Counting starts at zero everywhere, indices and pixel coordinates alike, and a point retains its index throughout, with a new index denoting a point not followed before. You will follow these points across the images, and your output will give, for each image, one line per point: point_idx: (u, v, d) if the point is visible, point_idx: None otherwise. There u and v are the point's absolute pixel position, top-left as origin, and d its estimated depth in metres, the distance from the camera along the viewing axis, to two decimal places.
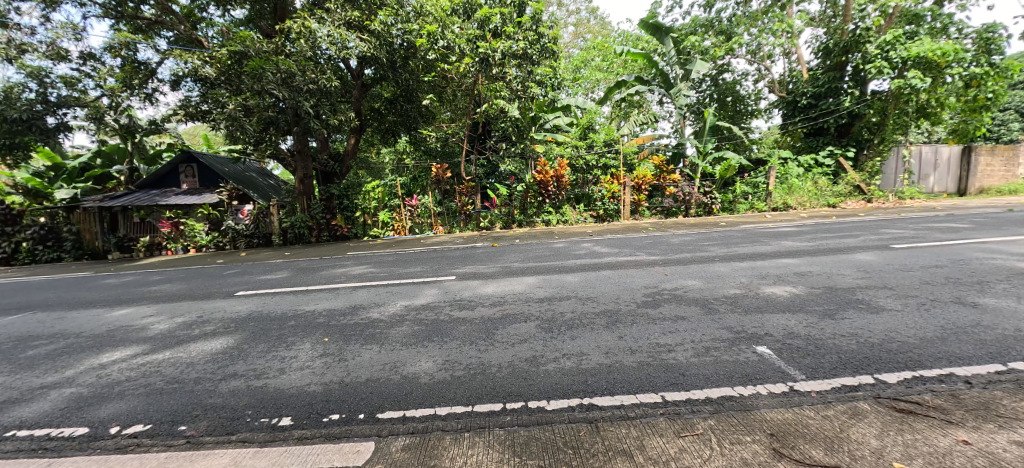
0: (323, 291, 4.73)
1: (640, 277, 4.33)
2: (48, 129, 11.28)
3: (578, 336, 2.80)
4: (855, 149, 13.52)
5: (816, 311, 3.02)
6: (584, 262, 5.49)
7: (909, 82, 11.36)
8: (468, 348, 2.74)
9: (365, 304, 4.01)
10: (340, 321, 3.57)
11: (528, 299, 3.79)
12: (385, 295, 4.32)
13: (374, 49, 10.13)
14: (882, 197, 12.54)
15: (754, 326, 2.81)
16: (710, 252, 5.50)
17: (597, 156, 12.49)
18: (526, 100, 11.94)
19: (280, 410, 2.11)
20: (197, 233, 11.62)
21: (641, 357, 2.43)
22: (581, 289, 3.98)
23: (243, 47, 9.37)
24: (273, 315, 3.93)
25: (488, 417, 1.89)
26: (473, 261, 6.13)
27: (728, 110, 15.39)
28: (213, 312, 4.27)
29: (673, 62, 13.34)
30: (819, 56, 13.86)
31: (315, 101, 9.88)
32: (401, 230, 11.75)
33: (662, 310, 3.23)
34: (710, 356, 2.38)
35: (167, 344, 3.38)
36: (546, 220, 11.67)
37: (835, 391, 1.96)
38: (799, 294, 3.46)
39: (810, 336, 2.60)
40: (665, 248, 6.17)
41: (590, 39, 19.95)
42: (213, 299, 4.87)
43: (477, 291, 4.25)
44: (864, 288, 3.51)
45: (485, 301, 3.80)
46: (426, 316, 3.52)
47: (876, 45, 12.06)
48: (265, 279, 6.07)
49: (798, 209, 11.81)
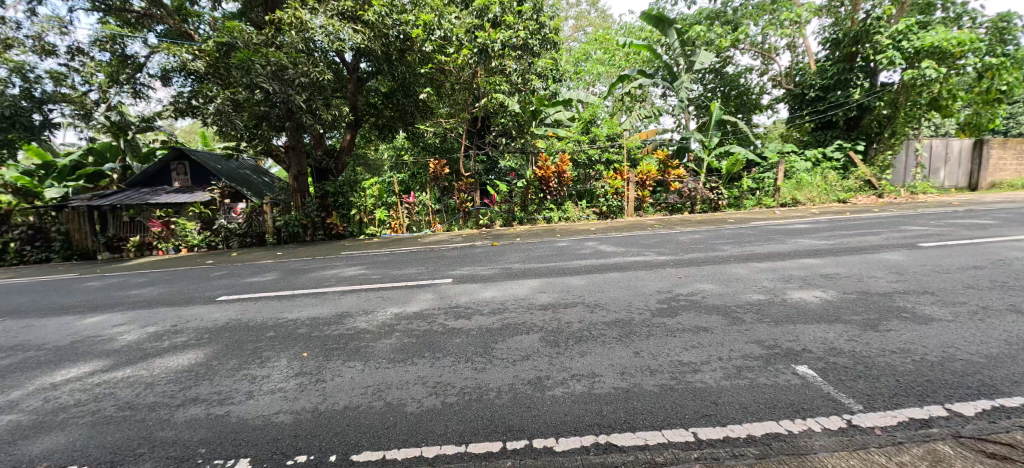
0: (309, 297, 4.39)
1: (653, 280, 3.99)
2: (34, 126, 11.04)
3: (587, 352, 2.47)
4: (864, 142, 13.16)
5: (855, 321, 2.69)
6: (589, 262, 5.14)
7: (922, 73, 11.08)
8: (463, 366, 2.41)
9: (352, 312, 3.67)
10: (323, 332, 3.24)
11: (530, 306, 3.45)
12: (375, 301, 3.98)
13: (367, 41, 9.93)
14: (893, 192, 12.07)
15: (789, 340, 2.47)
16: (724, 252, 5.16)
17: (601, 150, 12.06)
18: (527, 93, 11.40)
19: (238, 449, 1.77)
20: (188, 232, 11.31)
21: (663, 379, 2.09)
22: (588, 294, 3.64)
23: (230, 38, 9.05)
24: (251, 324, 3.59)
25: (486, 463, 1.55)
26: (471, 262, 5.79)
27: (732, 102, 15.04)
28: (188, 320, 3.93)
29: (677, 54, 12.91)
30: (828, 47, 13.52)
31: (307, 95, 9.54)
32: (398, 228, 11.38)
33: (681, 320, 2.88)
34: (743, 379, 2.05)
35: (131, 358, 3.05)
36: (547, 217, 11.34)
37: (904, 428, 1.61)
38: (832, 300, 3.12)
39: (857, 352, 2.26)
40: (674, 247, 5.82)
41: (591, 33, 19.47)
42: (194, 305, 4.54)
43: (474, 296, 3.91)
44: (903, 293, 3.16)
45: (483, 309, 3.46)
46: (418, 326, 3.18)
47: (888, 35, 11.73)
48: (251, 281, 5.75)
49: (807, 205, 11.48)
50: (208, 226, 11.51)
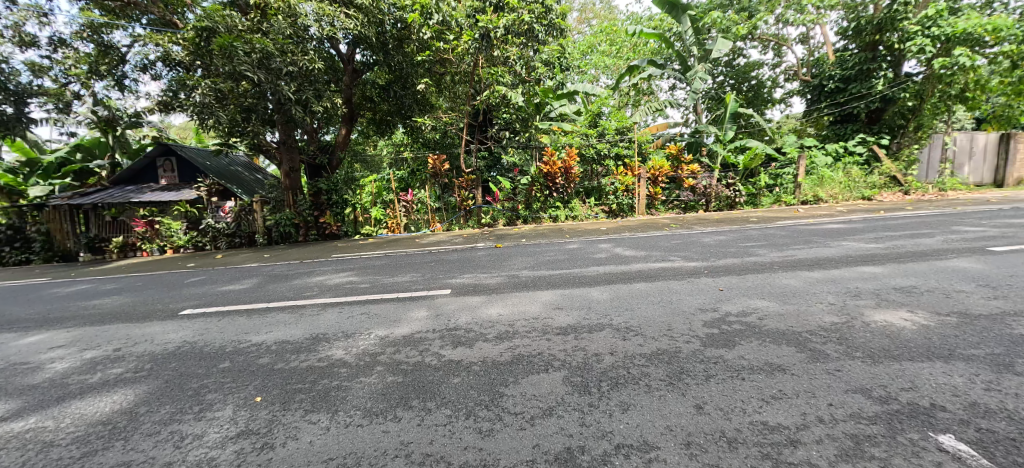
0: (284, 312, 3.76)
1: (691, 294, 3.34)
2: (8, 121, 10.41)
3: (631, 405, 1.82)
4: (888, 136, 12.48)
5: (979, 358, 2.04)
6: (609, 269, 4.50)
7: (955, 61, 10.35)
8: (462, 427, 1.76)
9: (329, 335, 3.02)
10: (289, 363, 2.60)
11: (546, 329, 2.80)
12: (359, 319, 3.34)
13: (361, 27, 9.26)
14: (921, 189, 11.33)
15: (905, 389, 1.82)
16: (763, 257, 4.51)
17: (610, 144, 11.33)
18: (532, 84, 10.81)
19: None
20: (174, 232, 10.73)
21: (750, 458, 1.44)
22: (615, 313, 3.00)
23: (211, 22, 8.30)
24: (208, 349, 2.97)
25: None
26: (474, 268, 5.15)
27: (744, 96, 14.40)
28: (137, 342, 3.30)
29: (691, 42, 12.19)
30: (848, 36, 12.84)
31: (297, 85, 8.85)
32: (395, 228, 10.76)
33: (744, 354, 2.23)
34: (871, 460, 1.40)
35: (46, 400, 2.42)
36: (554, 216, 10.69)
37: None
38: (928, 325, 2.48)
39: (1014, 413, 1.61)
40: (701, 251, 5.17)
41: (597, 24, 18.69)
42: (151, 321, 3.90)
43: (477, 314, 3.27)
44: (1016, 317, 2.51)
45: (488, 332, 2.83)
46: (406, 358, 2.53)
47: (916, 20, 11.00)
48: (225, 289, 5.12)
49: (830, 203, 10.82)
50: (194, 225, 10.94)
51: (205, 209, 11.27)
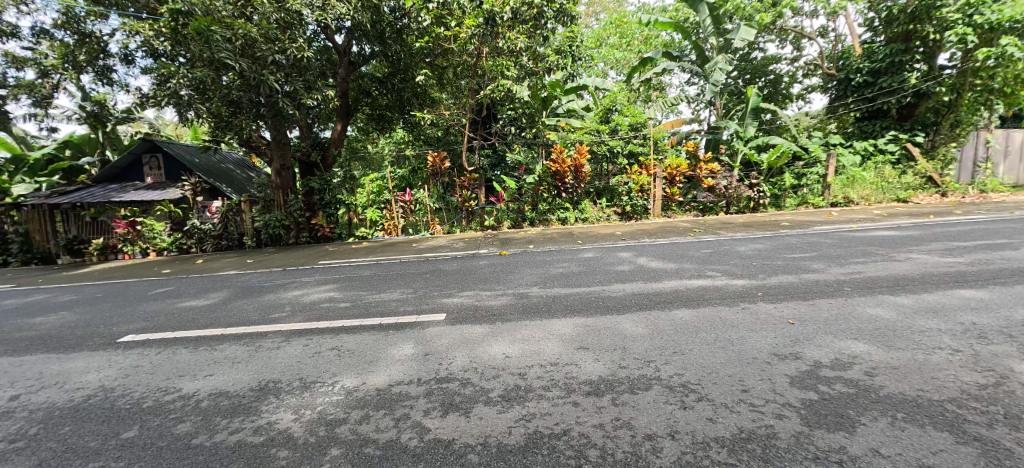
0: (239, 342, 3.03)
1: (754, 328, 2.58)
2: None
3: None
4: (922, 132, 11.56)
5: None
6: (637, 288, 3.74)
7: (1003, 51, 9.45)
8: None
9: (283, 385, 2.29)
10: (213, 437, 1.85)
11: (571, 385, 2.05)
12: (327, 358, 2.61)
13: (355, 12, 8.38)
14: (959, 190, 10.55)
15: None
16: (823, 274, 3.75)
17: (624, 141, 10.39)
18: (540, 75, 10.06)
19: None
20: (156, 234, 10.19)
21: None
22: (661, 359, 2.25)
23: (186, 4, 7.57)
24: (121, 405, 2.24)
25: None
26: (475, 283, 4.42)
27: (761, 92, 13.55)
28: (41, 387, 2.57)
29: (710, 31, 11.32)
30: (877, 26, 11.98)
31: (284, 75, 8.14)
32: (392, 230, 10.09)
33: (879, 447, 1.47)
34: None
35: None
36: (562, 217, 9.97)
37: None
38: None
39: None
40: (741, 263, 4.42)
41: (606, 17, 17.86)
42: (78, 351, 3.17)
43: (476, 353, 2.53)
44: None
45: (492, 388, 2.09)
46: (376, 432, 1.78)
47: (957, 7, 10.07)
48: (187, 306, 4.42)
49: (861, 205, 10.00)
50: (179, 226, 10.46)
51: (191, 210, 10.62)
